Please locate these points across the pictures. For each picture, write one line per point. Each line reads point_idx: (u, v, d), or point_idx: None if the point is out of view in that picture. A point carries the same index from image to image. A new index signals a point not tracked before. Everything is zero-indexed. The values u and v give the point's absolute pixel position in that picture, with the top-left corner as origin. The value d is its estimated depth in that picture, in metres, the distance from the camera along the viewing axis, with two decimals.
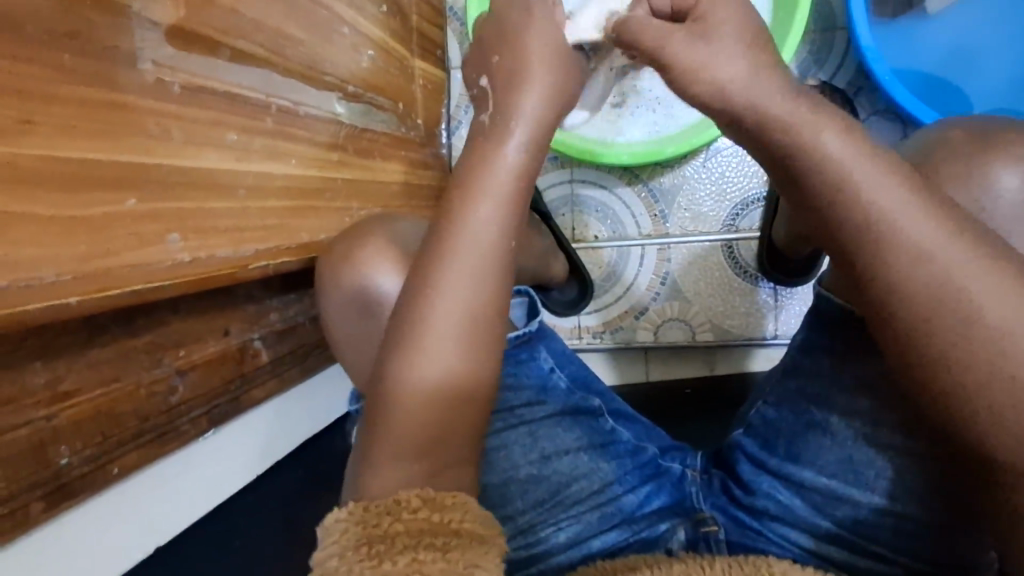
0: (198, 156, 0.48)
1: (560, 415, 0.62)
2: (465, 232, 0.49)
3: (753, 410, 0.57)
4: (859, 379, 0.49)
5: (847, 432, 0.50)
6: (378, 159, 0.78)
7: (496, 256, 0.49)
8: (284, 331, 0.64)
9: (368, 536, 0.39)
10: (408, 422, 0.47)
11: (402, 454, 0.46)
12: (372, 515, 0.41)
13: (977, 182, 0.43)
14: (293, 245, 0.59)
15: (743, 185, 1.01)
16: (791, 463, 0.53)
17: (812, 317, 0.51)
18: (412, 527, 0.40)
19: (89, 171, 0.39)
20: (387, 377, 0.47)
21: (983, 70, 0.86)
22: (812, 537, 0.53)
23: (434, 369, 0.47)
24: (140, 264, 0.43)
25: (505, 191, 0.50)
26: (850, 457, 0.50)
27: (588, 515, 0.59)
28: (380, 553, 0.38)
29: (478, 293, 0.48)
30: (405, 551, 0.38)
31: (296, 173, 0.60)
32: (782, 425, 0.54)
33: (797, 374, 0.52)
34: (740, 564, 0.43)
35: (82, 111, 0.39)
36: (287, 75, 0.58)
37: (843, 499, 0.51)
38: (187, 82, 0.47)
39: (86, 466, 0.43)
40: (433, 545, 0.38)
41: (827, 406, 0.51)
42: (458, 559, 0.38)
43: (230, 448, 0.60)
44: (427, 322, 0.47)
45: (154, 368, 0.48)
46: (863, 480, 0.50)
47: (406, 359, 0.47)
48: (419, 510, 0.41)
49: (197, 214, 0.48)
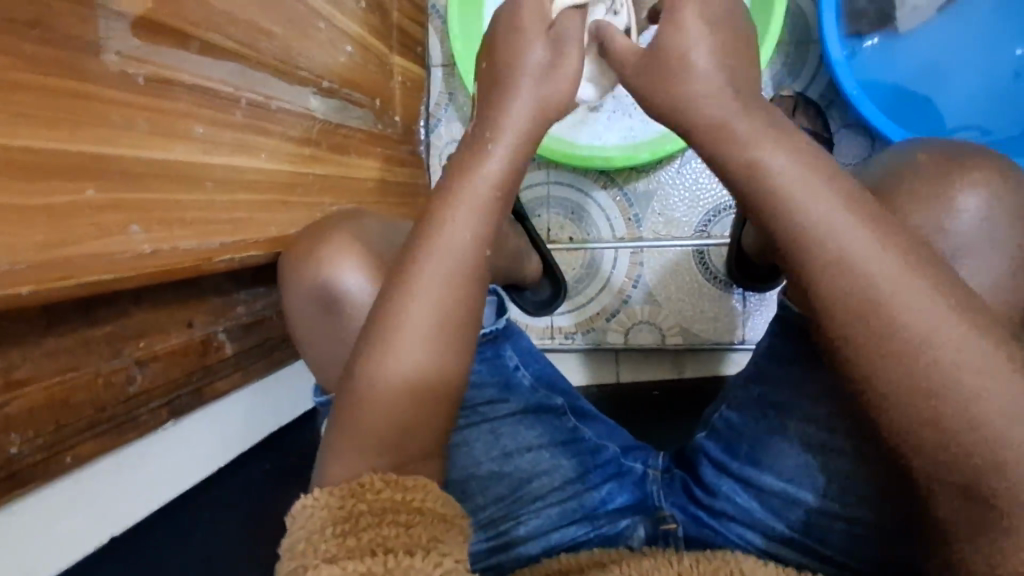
0: (164, 147, 0.48)
1: (523, 413, 0.64)
2: (443, 240, 0.50)
3: (716, 414, 0.60)
4: (823, 388, 0.52)
5: (805, 438, 0.53)
6: (353, 155, 0.78)
7: (471, 263, 0.50)
8: (250, 324, 0.64)
9: (333, 517, 0.41)
10: (372, 419, 0.47)
11: (363, 448, 0.47)
12: (336, 498, 0.42)
13: (938, 209, 0.47)
14: (263, 238, 0.59)
15: (716, 192, 1.03)
16: (751, 467, 0.56)
17: (778, 325, 0.54)
18: (376, 506, 0.42)
19: (50, 160, 0.39)
20: (361, 373, 0.48)
21: (947, 89, 0.89)
22: (773, 539, 0.55)
23: (403, 371, 0.48)
24: (100, 254, 0.43)
25: (483, 198, 0.51)
26: (805, 462, 0.53)
27: (548, 509, 0.60)
28: (345, 532, 0.40)
29: (452, 298, 0.49)
30: (369, 529, 0.40)
31: (268, 167, 0.60)
32: (745, 430, 0.56)
33: (762, 381, 0.55)
34: (707, 561, 0.45)
35: (43, 99, 0.39)
36: (259, 69, 0.59)
37: (796, 502, 0.53)
38: (154, 73, 0.47)
39: (38, 455, 0.43)
40: (396, 522, 0.40)
41: (787, 412, 0.54)
42: (421, 533, 0.40)
43: (192, 440, 0.60)
44: (401, 323, 0.48)
45: (113, 358, 0.48)
46: (816, 485, 0.52)
47: (379, 354, 0.48)
48: (382, 491, 0.43)
49: (162, 205, 0.48)
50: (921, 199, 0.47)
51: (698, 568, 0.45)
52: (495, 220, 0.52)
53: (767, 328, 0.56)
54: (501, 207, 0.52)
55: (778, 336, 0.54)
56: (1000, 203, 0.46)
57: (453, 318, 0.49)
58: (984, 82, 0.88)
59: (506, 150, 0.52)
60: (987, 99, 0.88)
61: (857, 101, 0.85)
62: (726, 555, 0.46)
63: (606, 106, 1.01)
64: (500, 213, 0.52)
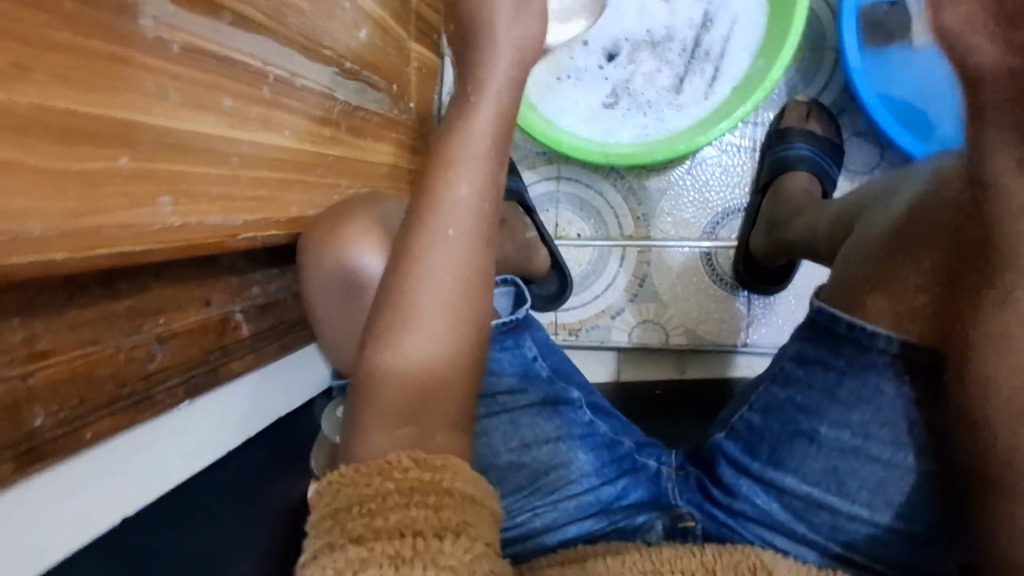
0: (194, 119, 0.47)
1: (542, 404, 0.63)
2: (444, 211, 0.49)
3: (736, 415, 0.59)
4: (862, 396, 0.50)
5: (836, 443, 0.52)
6: (369, 139, 0.77)
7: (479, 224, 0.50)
8: (264, 306, 0.63)
9: (359, 496, 0.40)
10: (391, 410, 0.46)
11: (388, 417, 0.46)
12: (364, 475, 0.41)
13: None
14: (282, 219, 0.58)
15: (726, 194, 1.04)
16: (773, 469, 0.55)
17: (808, 328, 0.52)
18: (404, 485, 0.40)
19: (85, 125, 0.38)
20: (373, 355, 0.47)
21: None
22: (787, 537, 0.55)
23: (422, 354, 0.47)
24: (129, 225, 0.42)
25: (484, 160, 0.51)
26: (836, 467, 0.52)
27: (565, 502, 0.60)
28: (374, 512, 0.39)
29: (466, 271, 0.49)
30: (397, 510, 0.39)
31: (289, 145, 0.59)
32: (768, 432, 0.56)
33: (789, 384, 0.54)
34: (725, 552, 0.45)
35: (79, 62, 0.38)
36: (286, 45, 0.57)
37: (821, 506, 0.53)
38: (187, 42, 0.46)
39: (59, 430, 0.42)
40: (425, 503, 0.39)
41: (817, 417, 0.52)
42: (451, 517, 0.39)
43: (205, 421, 0.59)
44: (415, 288, 0.48)
45: (133, 334, 0.47)
46: (846, 490, 0.52)
47: (400, 331, 0.47)
48: (410, 470, 0.41)
49: (190, 178, 0.47)
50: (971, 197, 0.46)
51: (721, 559, 0.45)
52: (497, 181, 0.52)
53: (793, 332, 0.54)
54: (498, 173, 0.52)
55: (806, 341, 0.52)
56: None
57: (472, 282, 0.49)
58: None
59: (497, 114, 0.53)
60: None
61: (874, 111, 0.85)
62: (745, 548, 0.46)
63: (622, 103, 1.00)
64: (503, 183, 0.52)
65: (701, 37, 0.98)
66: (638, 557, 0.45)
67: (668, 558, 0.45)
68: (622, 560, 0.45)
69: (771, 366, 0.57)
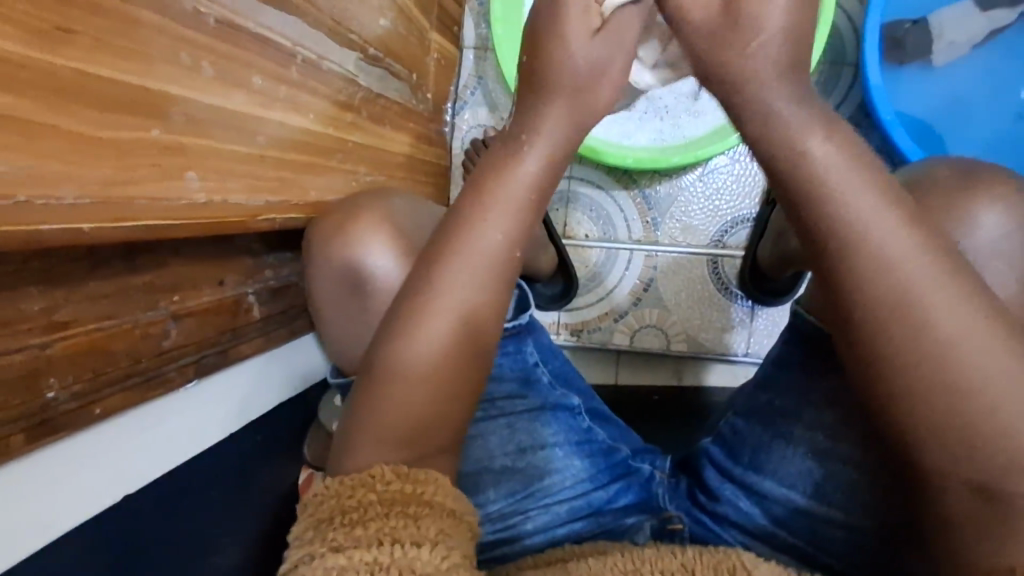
0: (225, 95, 0.46)
1: (540, 410, 0.63)
2: (473, 240, 0.47)
3: (723, 421, 0.60)
4: (826, 396, 0.52)
5: (808, 445, 0.53)
6: (388, 128, 0.76)
7: (496, 264, 0.47)
8: (278, 289, 0.62)
9: (342, 507, 0.40)
10: (405, 410, 0.46)
11: (379, 438, 0.45)
12: (347, 488, 0.42)
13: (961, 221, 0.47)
14: (302, 202, 0.57)
15: (736, 204, 1.04)
16: (754, 472, 0.56)
17: (794, 334, 0.54)
18: (385, 498, 0.41)
19: (118, 93, 0.37)
20: (380, 351, 0.47)
21: (968, 127, 0.92)
22: (767, 543, 0.55)
23: (431, 361, 0.46)
24: (159, 198, 0.41)
25: (520, 200, 0.48)
26: (810, 470, 0.53)
27: (556, 505, 0.60)
28: (354, 521, 0.39)
29: (476, 304, 0.47)
30: (377, 519, 0.39)
31: (312, 128, 0.58)
32: (750, 436, 0.56)
33: (769, 388, 0.55)
34: (716, 553, 0.45)
35: (119, 27, 0.37)
36: (316, 27, 0.57)
37: (800, 510, 0.54)
38: (223, 16, 0.45)
39: (72, 403, 0.41)
40: (405, 513, 0.40)
41: (794, 419, 0.54)
42: (429, 526, 0.39)
43: (209, 401, 0.58)
44: (428, 287, 0.47)
45: (150, 310, 0.47)
46: (819, 492, 0.53)
47: (414, 325, 0.46)
48: (392, 482, 0.42)
49: (217, 155, 0.46)
50: (945, 212, 0.47)
51: (701, 558, 0.45)
52: (529, 224, 0.49)
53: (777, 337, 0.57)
54: (534, 206, 0.49)
55: (787, 344, 0.55)
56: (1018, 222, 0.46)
57: (479, 314, 0.48)
58: (1002, 126, 0.91)
59: (536, 138, 0.50)
60: (1000, 138, 0.91)
61: (891, 126, 0.85)
62: (728, 549, 0.46)
63: (640, 104, 0.99)
64: (537, 208, 0.50)
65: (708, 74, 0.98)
66: (619, 557, 0.45)
67: (648, 557, 0.45)
68: (605, 562, 0.45)
69: (757, 373, 0.58)
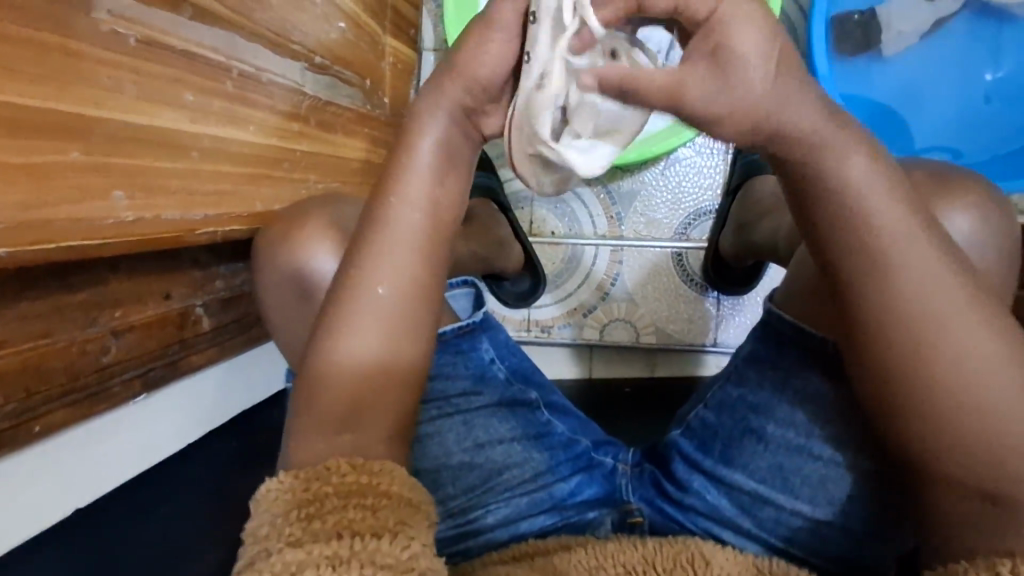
0: (151, 113, 0.47)
1: (497, 406, 0.63)
2: (386, 227, 0.48)
3: (692, 412, 0.61)
4: (799, 395, 0.53)
5: (782, 441, 0.54)
6: (340, 135, 0.77)
7: (422, 238, 0.48)
8: (227, 300, 0.63)
9: (298, 501, 0.41)
10: (333, 423, 0.46)
11: (329, 424, 0.46)
12: (302, 482, 0.42)
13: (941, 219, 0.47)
14: (244, 213, 0.58)
15: (697, 196, 1.05)
16: (724, 466, 0.57)
17: (761, 330, 0.55)
18: (341, 489, 0.41)
19: (32, 118, 0.38)
20: (319, 351, 0.47)
21: (922, 113, 0.94)
22: (731, 529, 0.57)
23: (360, 363, 0.47)
24: (82, 219, 0.42)
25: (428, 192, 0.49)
26: (781, 465, 0.54)
27: (518, 498, 0.61)
28: (311, 516, 0.40)
29: (406, 294, 0.48)
30: (334, 512, 0.40)
31: (254, 140, 0.59)
32: (720, 430, 0.58)
33: (742, 383, 0.56)
34: (671, 543, 0.48)
35: (29, 54, 0.38)
36: (252, 39, 0.57)
37: (768, 502, 0.55)
38: (144, 35, 0.46)
39: (8, 422, 0.43)
40: (363, 505, 0.40)
41: (766, 415, 0.55)
42: (387, 517, 0.40)
43: (165, 413, 0.59)
44: (368, 288, 0.47)
45: (88, 327, 0.48)
46: (791, 488, 0.54)
47: (339, 332, 0.47)
48: (347, 474, 0.42)
49: (147, 172, 0.47)
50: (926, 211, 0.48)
51: (661, 550, 0.47)
52: (444, 201, 0.49)
53: (751, 333, 0.57)
54: (448, 201, 0.50)
55: (758, 341, 0.56)
56: (983, 224, 0.47)
57: (412, 309, 0.48)
58: (953, 111, 0.93)
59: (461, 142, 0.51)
60: (953, 122, 0.93)
61: None
62: (687, 540, 0.48)
63: None
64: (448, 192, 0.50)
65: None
66: (583, 553, 0.47)
67: (611, 551, 0.47)
68: (571, 558, 0.47)
69: (726, 368, 0.59)
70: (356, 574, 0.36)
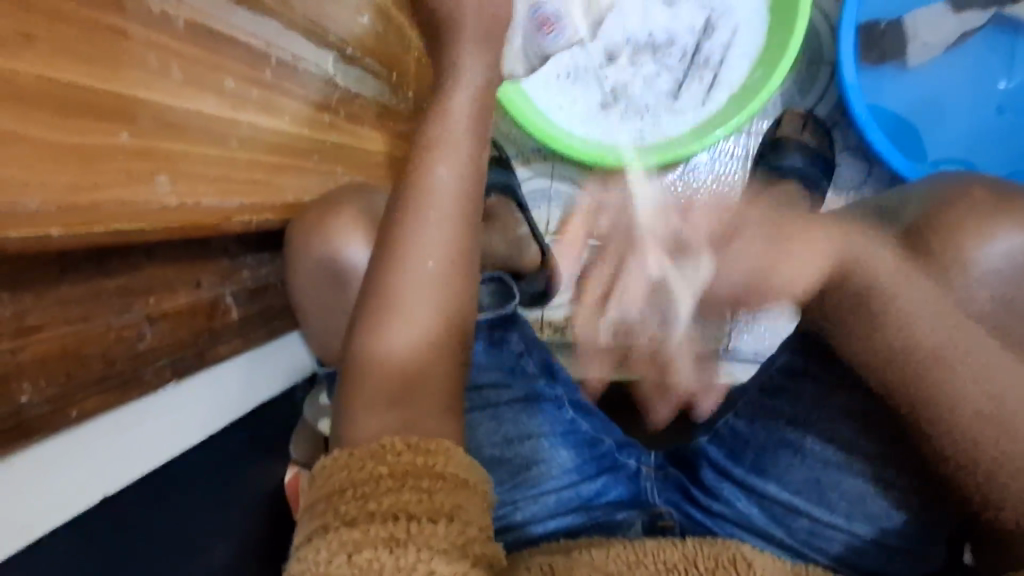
0: (194, 99, 0.47)
1: (524, 401, 0.63)
2: (428, 201, 0.47)
3: (721, 420, 0.60)
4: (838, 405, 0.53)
5: (821, 456, 0.54)
6: (367, 128, 0.76)
7: (462, 209, 0.48)
8: (255, 290, 0.63)
9: (352, 479, 0.40)
10: (372, 416, 0.44)
11: (373, 403, 0.44)
12: (358, 459, 0.41)
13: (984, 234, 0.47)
14: (276, 204, 0.58)
15: None
16: (756, 476, 0.57)
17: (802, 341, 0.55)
18: (397, 470, 0.41)
19: (85, 100, 0.38)
20: (363, 337, 0.46)
21: (943, 122, 0.93)
22: (762, 539, 0.56)
23: (398, 360, 0.45)
24: (127, 203, 0.41)
25: (467, 172, 0.49)
26: (819, 479, 0.54)
27: (545, 496, 0.61)
28: (367, 495, 0.40)
29: (448, 279, 0.47)
30: (391, 492, 0.40)
31: (287, 130, 0.58)
32: (753, 439, 0.57)
33: (781, 393, 0.56)
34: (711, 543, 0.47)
35: (80, 33, 0.37)
36: (290, 27, 0.56)
37: (801, 513, 0.55)
38: (191, 19, 0.45)
39: (45, 407, 0.42)
40: (418, 487, 0.40)
41: (805, 427, 0.54)
42: (443, 501, 0.40)
43: (194, 400, 0.58)
44: (405, 272, 0.46)
45: (124, 313, 0.48)
46: (827, 501, 0.54)
47: (380, 322, 0.46)
48: (402, 453, 0.41)
49: (187, 158, 0.47)
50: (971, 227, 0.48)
51: (702, 549, 0.46)
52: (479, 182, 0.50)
53: (784, 342, 0.57)
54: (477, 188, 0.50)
55: (794, 352, 0.55)
56: None
57: (452, 299, 0.47)
58: (974, 121, 0.92)
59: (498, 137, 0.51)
60: (973, 132, 0.93)
61: (868, 126, 0.86)
62: (728, 541, 0.47)
63: (619, 104, 0.98)
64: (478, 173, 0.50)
65: (702, 43, 0.97)
66: (622, 549, 0.46)
67: (651, 549, 0.46)
68: (611, 552, 0.46)
69: (760, 376, 0.59)
70: (414, 558, 0.37)
